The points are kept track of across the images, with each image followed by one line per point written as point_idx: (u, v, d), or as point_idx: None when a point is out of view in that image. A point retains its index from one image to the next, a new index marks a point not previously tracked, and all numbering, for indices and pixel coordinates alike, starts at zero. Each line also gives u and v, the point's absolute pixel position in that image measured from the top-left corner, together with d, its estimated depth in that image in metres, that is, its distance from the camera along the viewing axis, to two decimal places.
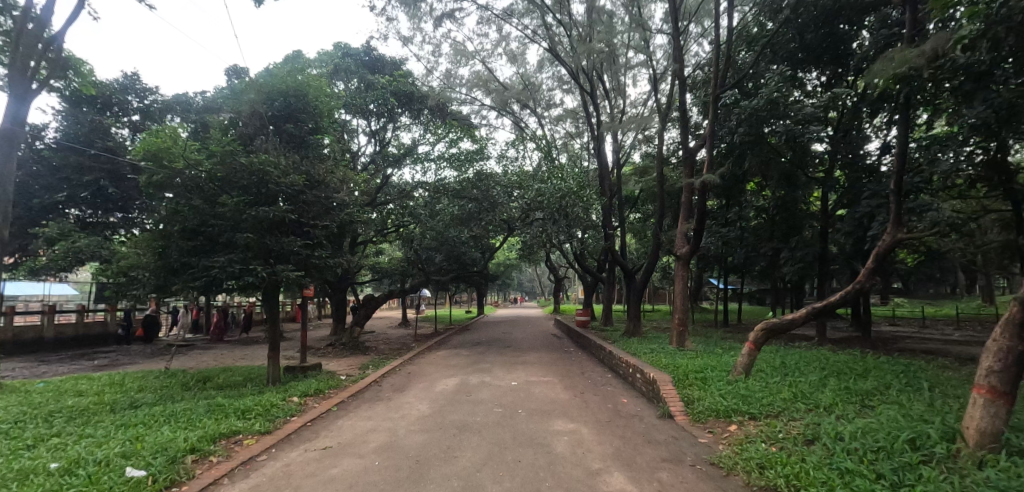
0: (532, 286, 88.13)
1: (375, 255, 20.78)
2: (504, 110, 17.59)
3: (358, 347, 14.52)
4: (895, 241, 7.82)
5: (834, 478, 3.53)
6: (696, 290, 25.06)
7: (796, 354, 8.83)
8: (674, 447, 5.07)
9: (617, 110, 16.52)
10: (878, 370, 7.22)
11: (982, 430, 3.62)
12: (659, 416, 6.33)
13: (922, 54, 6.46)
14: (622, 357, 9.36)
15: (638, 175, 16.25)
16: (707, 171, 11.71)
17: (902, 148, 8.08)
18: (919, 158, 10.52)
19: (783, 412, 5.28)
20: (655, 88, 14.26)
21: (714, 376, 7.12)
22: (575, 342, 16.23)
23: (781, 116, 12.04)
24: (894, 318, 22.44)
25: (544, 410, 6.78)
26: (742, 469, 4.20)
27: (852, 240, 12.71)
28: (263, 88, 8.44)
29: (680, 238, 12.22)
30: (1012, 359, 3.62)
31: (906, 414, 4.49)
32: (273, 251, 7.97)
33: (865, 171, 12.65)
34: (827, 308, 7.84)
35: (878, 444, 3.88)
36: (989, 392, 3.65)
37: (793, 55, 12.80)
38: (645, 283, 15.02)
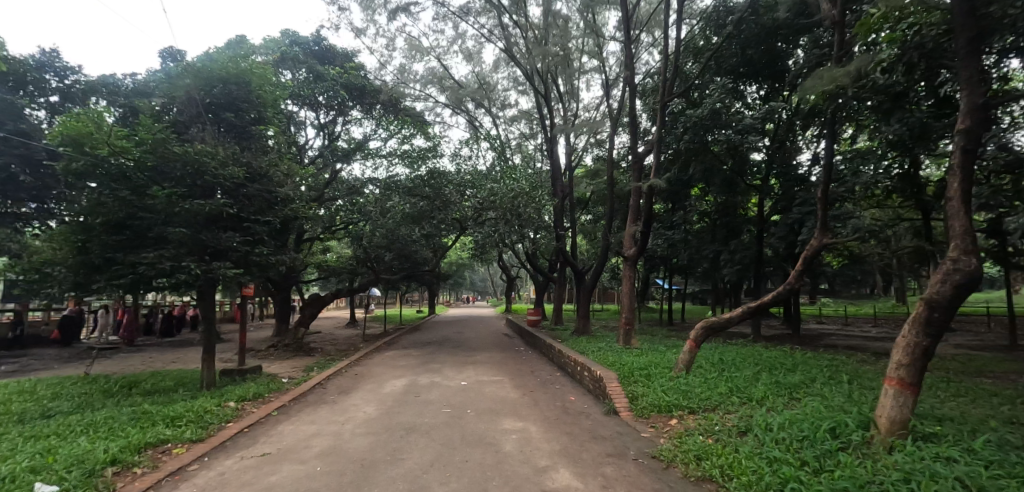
0: (485, 286, 87.99)
1: (322, 253, 20.10)
2: (459, 108, 17.44)
3: (302, 348, 13.98)
4: (822, 245, 8.39)
5: (763, 467, 3.74)
6: (643, 291, 25.89)
7: (733, 351, 9.28)
8: (618, 442, 5.22)
9: (571, 114, 16.78)
10: (805, 364, 7.73)
11: (891, 418, 3.96)
12: (605, 412, 6.50)
13: (848, 74, 6.99)
14: (571, 356, 9.51)
15: (590, 178, 16.59)
16: (654, 175, 12.09)
17: (831, 159, 8.65)
18: (845, 169, 11.33)
19: (719, 406, 5.55)
20: (607, 93, 14.60)
21: (657, 373, 7.38)
22: (526, 342, 16.33)
23: (723, 126, 12.67)
24: (821, 317, 24.05)
25: (493, 410, 6.79)
26: (681, 461, 4.38)
27: (785, 243, 13.54)
28: (200, 73, 7.95)
29: (628, 240, 12.58)
30: (917, 353, 3.99)
31: (826, 405, 4.85)
32: (210, 247, 7.54)
33: (796, 180, 13.51)
34: (761, 307, 8.29)
35: (803, 433, 4.14)
36: (898, 384, 3.99)
37: (735, 68, 13.48)
38: (594, 284, 15.32)
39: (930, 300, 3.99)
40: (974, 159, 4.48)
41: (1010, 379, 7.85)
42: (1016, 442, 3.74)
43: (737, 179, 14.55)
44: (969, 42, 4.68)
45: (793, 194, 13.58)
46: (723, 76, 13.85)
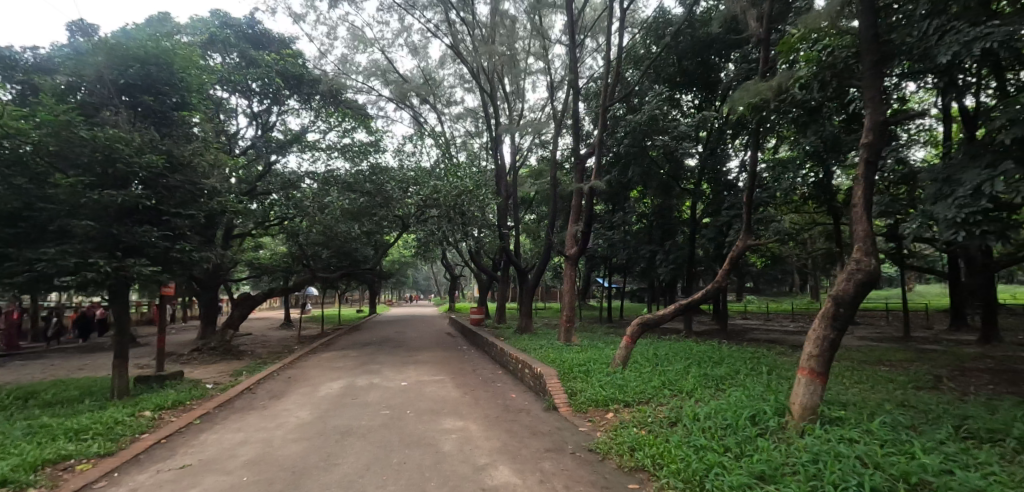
0: (428, 285, 86.96)
1: (254, 250, 19.05)
2: (403, 103, 17.08)
3: (231, 351, 13.19)
4: (746, 246, 8.96)
5: (691, 454, 3.95)
6: (584, 289, 26.54)
7: (667, 346, 9.72)
8: (557, 437, 5.32)
9: (516, 114, 16.90)
10: (731, 358, 8.22)
11: (803, 404, 4.30)
12: (544, 409, 6.61)
13: (771, 88, 7.52)
14: (512, 354, 9.59)
15: (534, 178, 16.79)
16: (595, 177, 12.39)
17: (755, 167, 9.25)
18: (768, 176, 12.14)
19: (653, 398, 5.80)
20: (552, 95, 14.82)
21: (596, 369, 7.58)
22: (469, 341, 16.28)
23: (661, 132, 13.26)
24: (746, 313, 25.69)
25: (433, 409, 6.71)
26: (616, 453, 4.54)
27: (715, 245, 14.33)
28: (116, 52, 7.29)
29: (569, 240, 12.83)
30: (825, 345, 4.38)
31: (747, 395, 5.19)
32: (123, 242, 6.93)
33: (725, 186, 14.35)
34: (692, 304, 8.72)
35: (727, 421, 4.41)
36: (810, 373, 4.35)
37: (672, 78, 14.12)
38: (537, 282, 15.50)
39: (837, 296, 4.40)
40: (876, 171, 4.95)
41: (903, 367, 8.75)
42: (906, 422, 4.18)
43: (672, 183, 15.19)
44: (874, 64, 5.17)
45: (722, 198, 14.39)
46: (661, 84, 14.46)
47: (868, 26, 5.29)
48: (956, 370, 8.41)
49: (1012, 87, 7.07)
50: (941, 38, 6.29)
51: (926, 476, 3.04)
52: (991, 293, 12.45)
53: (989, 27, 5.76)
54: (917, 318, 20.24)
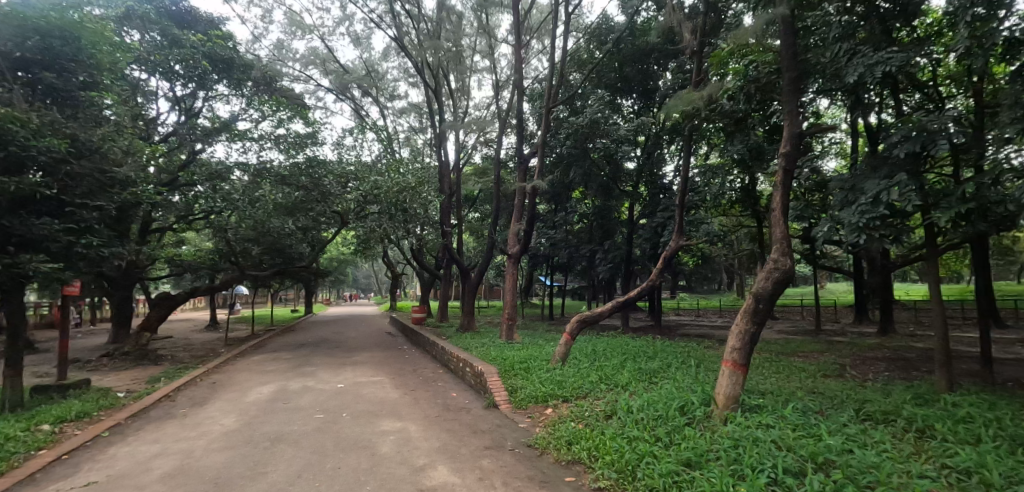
0: (368, 284, 84.63)
1: (176, 246, 17.72)
2: (343, 95, 16.47)
3: (147, 356, 12.21)
4: (679, 246, 9.40)
5: (624, 445, 4.08)
6: (527, 288, 26.81)
7: (605, 342, 10.01)
8: (497, 434, 5.35)
9: (461, 111, 16.77)
10: (663, 352, 8.60)
11: (727, 394, 4.59)
12: (485, 406, 6.62)
13: (702, 98, 7.97)
14: (454, 353, 9.53)
15: (478, 176, 16.74)
16: (538, 177, 12.53)
17: (688, 171, 9.72)
18: (699, 181, 12.79)
19: (590, 393, 5.95)
20: (497, 94, 14.83)
21: (536, 366, 7.67)
22: (409, 340, 16.00)
23: (601, 135, 13.71)
24: (679, 310, 26.98)
25: (370, 412, 6.53)
26: (554, 447, 4.62)
27: (651, 244, 14.93)
28: (10, 20, 6.48)
29: (512, 238, 12.89)
30: (746, 338, 4.69)
31: (677, 387, 5.45)
32: (18, 236, 6.25)
33: (661, 189, 14.97)
34: (628, 301, 9.03)
35: (658, 412, 4.61)
36: (732, 365, 4.63)
37: (613, 83, 14.69)
38: (479, 281, 15.45)
39: (757, 293, 4.75)
40: (792, 178, 5.37)
41: (815, 357, 9.52)
42: (815, 407, 4.56)
43: (612, 185, 15.63)
44: (792, 79, 5.59)
45: (658, 201, 15.02)
46: (603, 89, 14.94)
47: (787, 45, 5.72)
48: (859, 359, 9.27)
49: (907, 107, 7.87)
50: (849, 60, 6.91)
51: (831, 456, 3.33)
52: (888, 291, 13.82)
53: (887, 53, 6.39)
54: (827, 313, 22.12)
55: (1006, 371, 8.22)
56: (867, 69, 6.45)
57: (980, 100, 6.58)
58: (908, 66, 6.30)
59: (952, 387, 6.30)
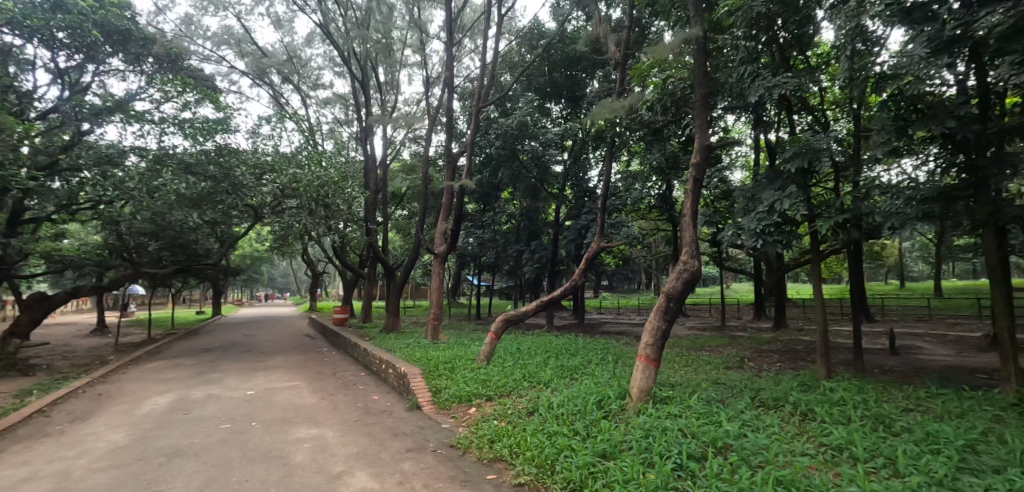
0: (286, 284, 79.95)
1: (56, 239, 15.67)
2: (261, 79, 15.44)
3: (15, 367, 10.71)
4: (600, 247, 9.75)
5: (544, 441, 4.16)
6: (454, 287, 26.59)
7: (529, 340, 10.16)
8: (420, 435, 5.27)
9: (389, 105, 16.30)
10: (584, 349, 8.88)
11: (640, 388, 4.85)
12: (407, 408, 6.49)
13: (623, 106, 8.34)
14: (376, 354, 9.23)
15: (405, 172, 16.37)
16: (467, 175, 12.45)
17: (609, 177, 10.13)
18: (620, 186, 13.38)
19: (513, 390, 6.02)
20: (427, 90, 14.58)
21: (460, 366, 7.63)
22: (329, 342, 15.31)
23: (530, 137, 14.15)
24: (601, 309, 28.09)
25: (284, 419, 6.16)
26: (476, 446, 4.62)
27: (575, 245, 15.38)
28: None
29: (439, 237, 12.69)
30: (658, 335, 4.99)
31: (595, 382, 5.66)
32: None
33: (586, 192, 15.47)
34: (552, 301, 9.23)
35: (578, 407, 4.76)
36: (646, 360, 4.91)
37: (542, 87, 15.13)
38: (405, 280, 15.08)
39: (669, 292, 5.08)
40: (701, 186, 5.80)
41: (719, 351, 10.31)
42: (717, 397, 4.94)
43: (539, 187, 15.92)
44: (704, 95, 6.03)
45: (582, 203, 15.51)
46: (533, 92, 15.29)
47: (700, 63, 6.15)
48: (757, 352, 10.14)
49: (800, 126, 8.75)
50: (751, 81, 7.54)
51: (729, 440, 3.63)
52: (783, 290, 15.24)
53: (783, 77, 7.06)
54: (731, 311, 24.04)
55: (873, 359, 9.39)
56: (767, 91, 7.09)
57: (857, 124, 7.46)
58: (799, 90, 6.99)
59: (830, 375, 7.11)
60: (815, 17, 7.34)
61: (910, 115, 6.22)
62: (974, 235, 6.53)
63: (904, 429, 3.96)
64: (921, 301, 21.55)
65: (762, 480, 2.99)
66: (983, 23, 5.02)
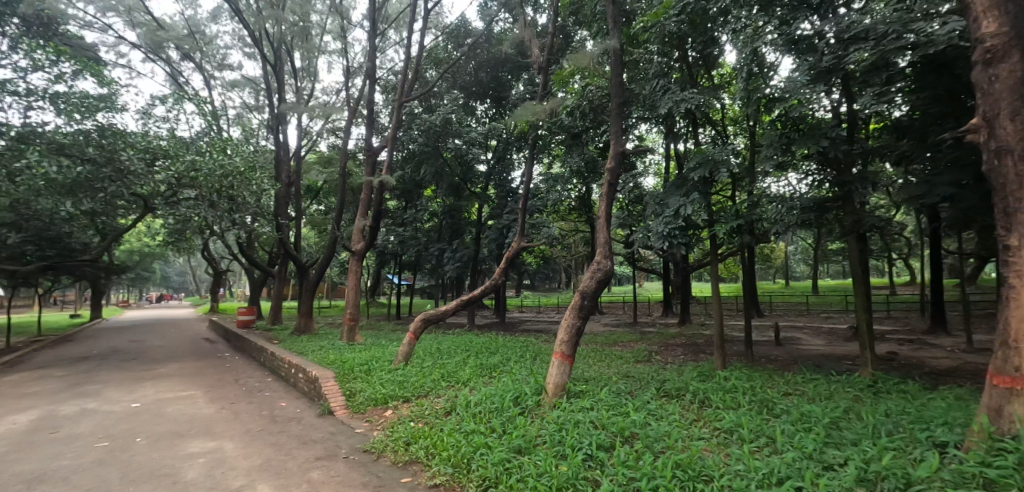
0: (183, 283, 72.96)
1: None
2: (156, 54, 13.95)
3: None
4: (521, 247, 9.87)
5: (460, 440, 4.15)
6: (373, 286, 25.74)
7: (450, 340, 10.08)
8: (331, 442, 5.05)
9: (305, 93, 15.40)
10: (503, 348, 8.97)
11: (556, 383, 5.01)
12: (318, 414, 6.18)
13: (545, 109, 8.53)
14: (284, 358, 8.69)
15: (322, 165, 15.04)
16: (388, 171, 12.07)
17: (530, 177, 10.30)
18: (542, 187, 13.68)
19: (430, 391, 5.94)
20: (348, 80, 13.99)
21: (377, 367, 7.39)
22: (232, 346, 14.19)
23: (453, 135, 14.07)
24: (522, 307, 28.53)
25: (174, 433, 5.61)
26: (391, 450, 4.51)
27: (497, 245, 15.48)
28: None
29: (356, 235, 12.19)
30: (574, 332, 5.17)
31: (512, 380, 5.74)
32: None
33: (509, 192, 15.63)
34: (473, 300, 9.23)
35: (494, 405, 4.80)
36: (561, 357, 5.07)
37: (468, 85, 15.12)
38: (319, 279, 14.33)
39: (584, 291, 5.28)
40: (615, 191, 6.08)
41: (631, 346, 10.88)
42: (626, 389, 5.21)
43: (462, 185, 15.87)
44: (619, 103, 6.32)
45: (504, 203, 15.65)
46: (458, 90, 15.22)
47: (616, 74, 6.45)
48: (664, 346, 10.80)
49: (705, 137, 9.46)
50: (662, 94, 8.04)
51: (635, 430, 3.85)
52: (688, 289, 16.39)
53: (689, 93, 7.58)
54: (643, 308, 25.44)
55: (761, 350, 10.40)
56: (675, 104, 7.59)
57: (751, 138, 8.22)
58: (704, 105, 7.57)
59: (725, 365, 7.78)
60: (719, 40, 7.99)
61: (794, 133, 6.95)
62: (843, 240, 7.45)
63: (783, 411, 4.42)
64: (802, 298, 24.18)
65: (662, 464, 3.21)
66: (853, 56, 5.74)
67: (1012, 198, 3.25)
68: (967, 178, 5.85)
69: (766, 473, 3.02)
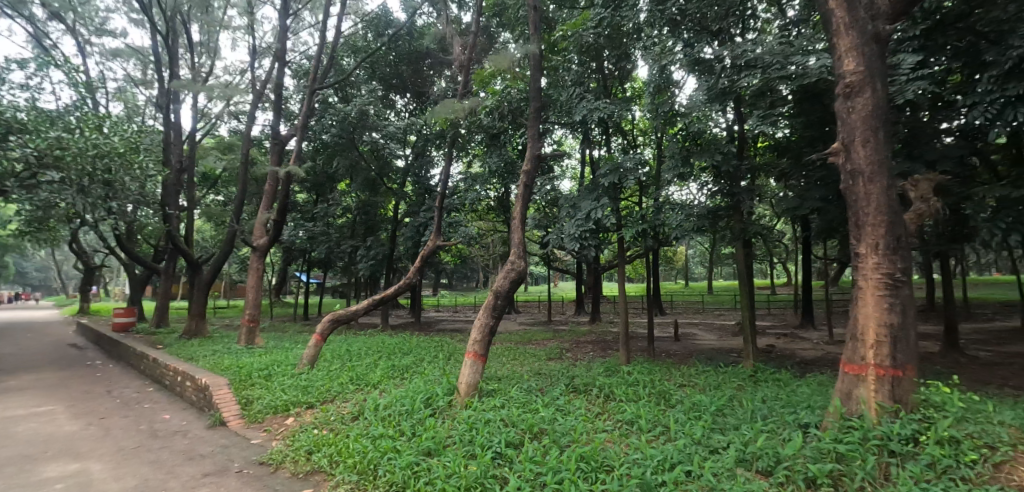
0: (45, 280, 63.44)
1: None
2: (14, 10, 12.01)
3: None
4: (437, 246, 9.74)
5: (367, 446, 4.02)
6: (278, 284, 24.10)
7: (360, 341, 9.71)
8: (222, 456, 4.67)
9: (204, 71, 14.04)
10: (417, 349, 8.82)
11: (468, 383, 5.03)
12: (208, 426, 5.68)
13: (465, 108, 8.48)
14: (169, 364, 7.87)
15: (221, 151, 13.64)
16: (296, 162, 11.37)
17: (448, 174, 10.21)
18: (460, 186, 13.61)
19: (337, 396, 5.70)
20: (254, 61, 12.98)
21: (277, 372, 6.94)
22: (106, 352, 12.59)
23: (369, 128, 13.60)
24: (439, 307, 28.19)
25: (24, 457, 4.85)
26: (290, 461, 4.26)
27: (413, 243, 15.15)
28: None
29: (258, 229, 11.35)
30: (486, 332, 5.23)
31: (424, 381, 5.67)
32: None
33: (426, 190, 15.15)
34: (386, 299, 8.93)
35: (404, 408, 4.71)
36: (474, 356, 5.11)
37: (387, 77, 14.70)
38: (214, 277, 13.13)
39: (497, 291, 5.35)
40: (531, 193, 6.21)
41: (543, 344, 11.19)
42: (536, 387, 5.36)
43: (378, 180, 15.36)
44: (536, 107, 6.47)
45: (422, 201, 15.23)
46: (376, 81, 14.75)
47: (535, 78, 6.58)
48: (575, 344, 11.22)
49: (616, 145, 9.95)
50: (578, 102, 8.33)
51: (543, 425, 3.98)
52: (598, 289, 17.13)
53: (603, 102, 7.92)
54: (556, 307, 26.22)
55: (662, 346, 11.16)
56: (589, 112, 7.91)
57: (657, 149, 8.79)
58: (615, 115, 7.95)
59: (628, 361, 8.24)
60: (632, 55, 8.46)
61: (693, 147, 7.58)
62: (732, 246, 8.21)
63: (677, 401, 4.79)
64: (699, 297, 26.30)
65: (567, 458, 3.33)
66: (744, 81, 6.39)
67: (862, 214, 3.77)
68: (830, 194, 6.70)
69: (661, 460, 3.25)
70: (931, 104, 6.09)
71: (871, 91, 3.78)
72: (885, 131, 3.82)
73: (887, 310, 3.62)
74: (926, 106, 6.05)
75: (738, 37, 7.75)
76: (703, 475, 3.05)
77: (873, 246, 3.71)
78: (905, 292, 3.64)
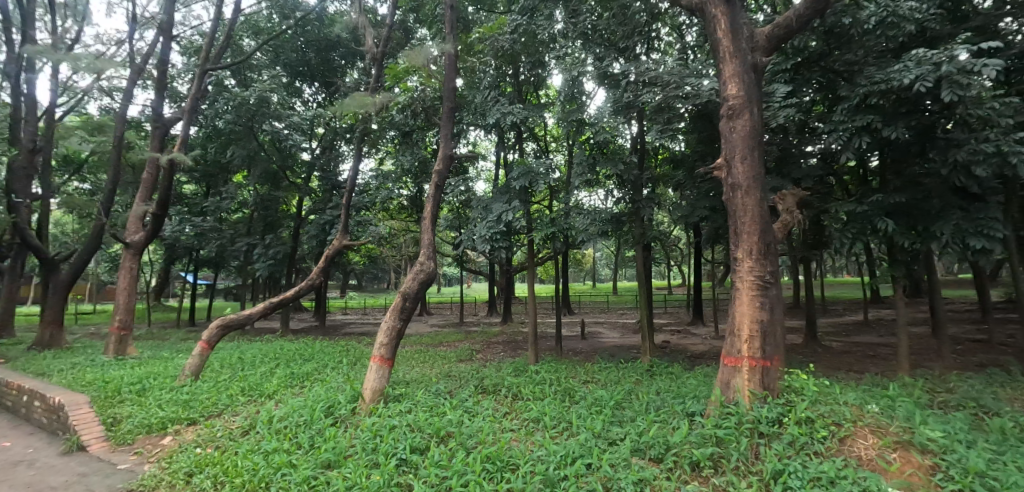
0: None
1: None
2: None
3: None
4: (343, 246, 9.29)
5: (258, 462, 3.74)
6: (160, 287, 21.64)
7: (255, 348, 8.99)
8: (80, 485, 4.09)
9: (68, 37, 12.20)
10: (319, 354, 8.36)
11: (373, 388, 4.88)
12: (64, 452, 4.95)
13: (376, 104, 8.17)
14: (12, 381, 6.72)
15: (88, 132, 11.92)
16: (182, 150, 10.26)
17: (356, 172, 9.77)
18: (370, 183, 13.11)
19: (225, 409, 5.24)
20: (134, 32, 11.52)
21: (154, 386, 6.22)
22: None
23: (270, 117, 12.65)
24: (346, 308, 27.03)
25: None
26: (167, 484, 3.83)
27: (318, 242, 14.35)
28: None
29: (133, 224, 10.08)
30: (394, 335, 5.11)
31: (325, 388, 5.38)
32: None
33: (333, 186, 14.32)
34: (286, 302, 8.36)
35: (301, 419, 4.44)
36: (380, 360, 4.98)
37: (293, 64, 13.85)
38: (74, 278, 11.45)
39: (405, 292, 5.24)
40: (442, 194, 6.14)
41: (453, 346, 11.12)
42: (445, 389, 5.31)
43: (280, 174, 14.31)
44: (449, 108, 6.41)
45: (329, 197, 14.39)
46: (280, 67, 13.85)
47: (450, 78, 6.51)
48: (486, 345, 11.29)
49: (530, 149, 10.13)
50: (493, 105, 8.40)
51: (450, 429, 3.96)
52: (510, 290, 17.39)
53: (516, 107, 8.04)
54: (468, 308, 26.28)
55: (568, 345, 11.58)
56: (502, 115, 8.01)
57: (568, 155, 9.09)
58: (528, 120, 8.08)
59: (536, 361, 8.43)
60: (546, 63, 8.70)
61: (600, 156, 7.92)
62: (633, 250, 8.72)
63: (580, 398, 4.99)
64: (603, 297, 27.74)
65: (473, 460, 3.35)
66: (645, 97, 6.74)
67: (740, 223, 4.19)
68: (717, 204, 7.35)
69: (564, 456, 3.37)
70: (798, 128, 6.91)
71: (749, 115, 4.23)
72: (761, 150, 4.27)
73: (758, 308, 4.06)
74: (795, 130, 6.84)
75: (641, 55, 8.13)
76: (601, 466, 3.21)
77: (748, 252, 4.14)
78: (773, 292, 4.11)
